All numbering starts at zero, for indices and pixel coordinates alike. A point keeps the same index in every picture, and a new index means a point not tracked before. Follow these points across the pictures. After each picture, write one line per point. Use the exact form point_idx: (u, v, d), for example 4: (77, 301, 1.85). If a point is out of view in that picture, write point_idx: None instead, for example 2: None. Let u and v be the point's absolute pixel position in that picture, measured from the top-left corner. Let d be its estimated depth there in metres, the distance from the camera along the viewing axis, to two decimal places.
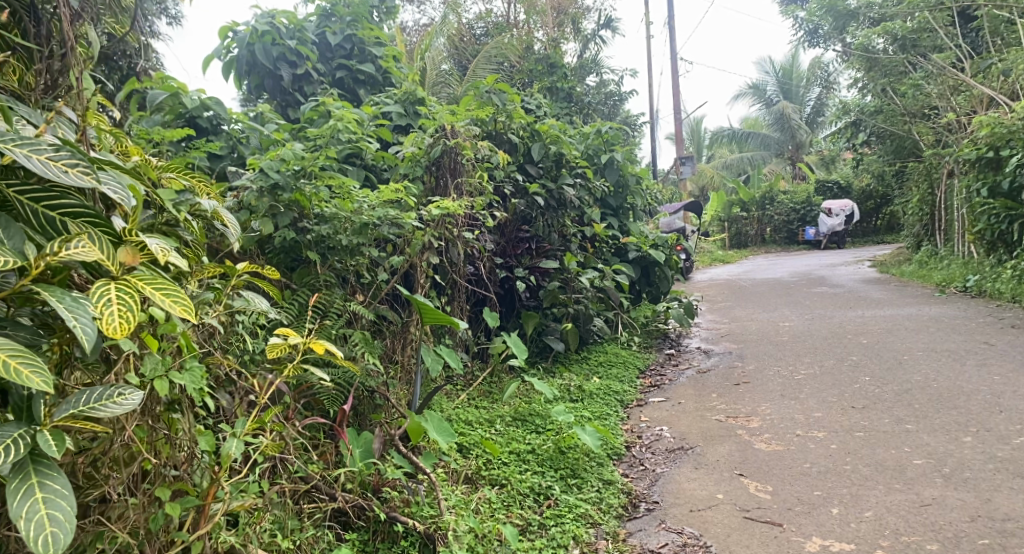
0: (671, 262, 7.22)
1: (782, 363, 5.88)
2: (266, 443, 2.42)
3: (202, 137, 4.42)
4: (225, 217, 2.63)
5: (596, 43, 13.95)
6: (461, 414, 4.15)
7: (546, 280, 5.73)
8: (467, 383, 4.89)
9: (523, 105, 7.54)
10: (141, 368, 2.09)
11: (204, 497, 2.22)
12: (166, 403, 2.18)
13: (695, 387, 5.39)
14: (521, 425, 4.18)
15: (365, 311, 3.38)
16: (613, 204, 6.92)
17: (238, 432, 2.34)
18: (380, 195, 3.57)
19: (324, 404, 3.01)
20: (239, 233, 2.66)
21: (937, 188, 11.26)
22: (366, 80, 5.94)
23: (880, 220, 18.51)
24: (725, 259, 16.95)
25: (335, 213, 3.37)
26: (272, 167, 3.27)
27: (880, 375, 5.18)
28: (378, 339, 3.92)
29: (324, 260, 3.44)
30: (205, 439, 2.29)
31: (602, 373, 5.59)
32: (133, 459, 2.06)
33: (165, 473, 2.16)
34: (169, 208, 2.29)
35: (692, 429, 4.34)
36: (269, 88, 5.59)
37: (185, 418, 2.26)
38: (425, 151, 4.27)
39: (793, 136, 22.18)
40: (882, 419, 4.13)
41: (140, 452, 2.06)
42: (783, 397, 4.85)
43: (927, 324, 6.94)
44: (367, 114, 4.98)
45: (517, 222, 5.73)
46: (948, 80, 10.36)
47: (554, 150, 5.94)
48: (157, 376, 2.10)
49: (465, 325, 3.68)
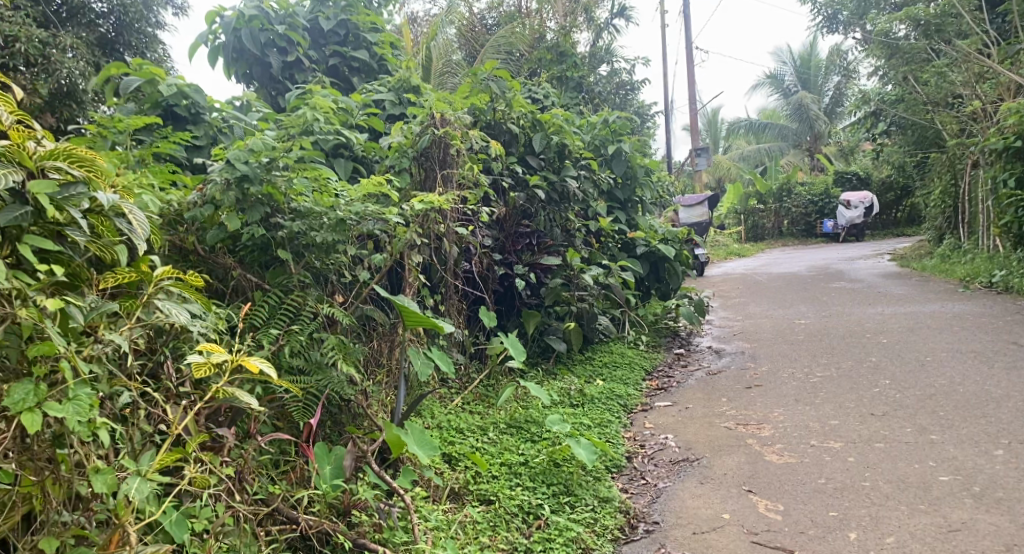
0: (681, 257, 6.87)
1: (797, 364, 5.60)
2: (188, 474, 2.22)
3: (182, 126, 4.18)
4: (127, 213, 2.30)
5: (610, 33, 13.61)
6: (452, 421, 3.91)
7: (548, 278, 5.46)
8: (463, 386, 4.66)
9: (529, 95, 7.26)
10: (9, 400, 1.91)
11: (107, 545, 2.04)
12: (53, 437, 2.00)
13: (704, 391, 5.11)
14: (515, 434, 3.94)
15: (340, 314, 3.13)
16: (620, 197, 6.64)
17: (142, 470, 2.16)
18: (358, 189, 3.32)
19: (292, 417, 2.82)
20: (148, 233, 2.35)
21: (961, 179, 10.86)
22: (360, 68, 5.68)
23: (900, 212, 18.10)
24: (742, 252, 16.60)
25: (311, 210, 3.12)
26: (240, 157, 3.00)
27: (902, 379, 4.88)
28: (363, 342, 3.72)
29: (298, 261, 3.18)
30: (101, 479, 2.03)
31: (606, 374, 5.32)
32: (13, 502, 1.94)
33: (61, 519, 1.99)
34: (43, 205, 2.05)
35: (699, 437, 4.08)
36: (258, 76, 5.36)
37: (84, 452, 2.06)
38: (413, 142, 4.04)
39: (812, 126, 21.68)
40: (904, 429, 3.83)
41: (22, 492, 1.94)
42: (798, 402, 4.57)
43: (950, 322, 6.60)
44: (357, 102, 4.73)
45: (517, 217, 5.45)
46: (972, 67, 9.95)
47: (556, 140, 5.71)
48: (25, 409, 1.91)
49: (453, 329, 3.44)
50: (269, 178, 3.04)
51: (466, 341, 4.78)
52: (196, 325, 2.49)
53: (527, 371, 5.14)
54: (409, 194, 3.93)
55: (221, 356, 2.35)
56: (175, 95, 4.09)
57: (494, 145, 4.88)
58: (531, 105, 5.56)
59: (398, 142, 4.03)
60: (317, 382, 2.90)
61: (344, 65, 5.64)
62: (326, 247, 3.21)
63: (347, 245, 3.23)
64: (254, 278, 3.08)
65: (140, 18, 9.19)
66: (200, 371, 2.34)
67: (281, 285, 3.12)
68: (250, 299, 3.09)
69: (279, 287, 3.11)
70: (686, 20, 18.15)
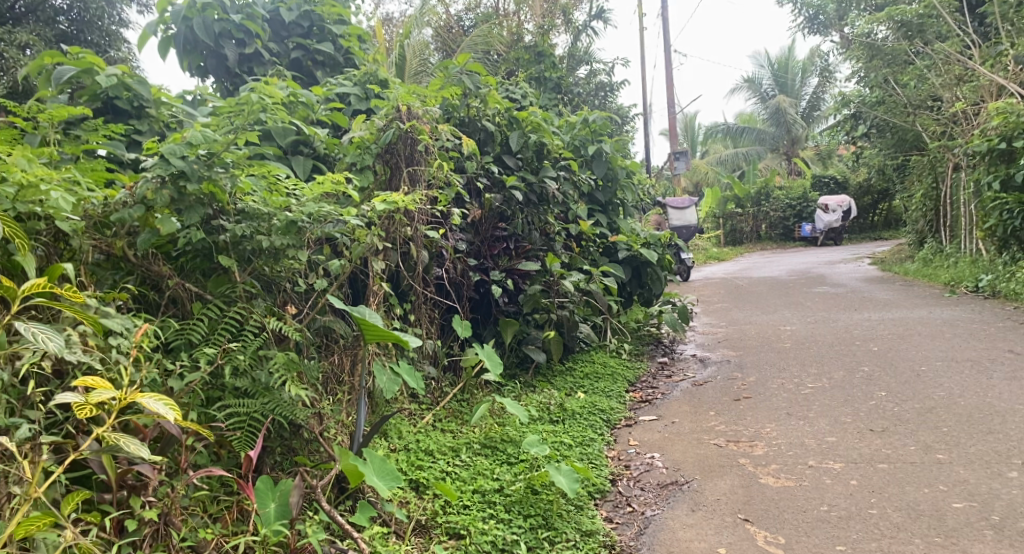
0: (663, 261, 6.61)
1: (786, 374, 5.34)
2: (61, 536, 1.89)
3: (123, 121, 3.82)
4: None
5: (588, 35, 13.33)
6: (421, 443, 3.62)
7: (526, 283, 5.16)
8: (435, 402, 4.34)
9: (506, 94, 6.94)
10: None
11: None
12: None
13: (691, 403, 4.82)
14: (490, 456, 3.63)
15: (290, 329, 2.79)
16: (601, 199, 6.33)
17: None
18: (311, 187, 3.01)
19: (231, 447, 2.50)
20: None
21: (942, 182, 10.71)
22: (324, 61, 5.35)
23: (877, 216, 18.05)
24: (721, 256, 16.40)
25: (251, 207, 2.78)
26: (176, 151, 2.64)
27: (898, 390, 4.62)
28: (322, 359, 3.42)
29: (244, 267, 2.86)
30: None
31: (587, 386, 5.02)
32: None
33: None
34: None
35: (688, 457, 3.79)
36: (213, 70, 5.01)
37: None
38: (376, 136, 3.70)
39: (789, 131, 21.56)
40: (908, 446, 3.57)
41: None
42: (790, 416, 4.30)
43: (940, 329, 6.38)
44: (319, 95, 4.39)
45: (493, 219, 5.12)
46: (954, 69, 9.77)
47: (534, 139, 5.40)
48: None
49: (417, 343, 3.12)
50: (210, 175, 2.69)
51: (438, 352, 4.46)
52: (75, 352, 2.13)
53: (504, 383, 4.83)
54: (372, 193, 3.60)
55: (105, 394, 2.03)
56: (116, 86, 3.73)
57: (465, 143, 4.56)
58: (507, 102, 5.26)
59: (359, 137, 3.69)
60: (263, 405, 2.58)
61: (307, 58, 5.29)
62: (275, 252, 2.89)
63: (298, 250, 2.91)
64: (194, 287, 2.75)
65: (102, 15, 9.31)
66: (86, 413, 2.04)
67: (225, 295, 2.80)
68: (188, 311, 2.76)
69: (223, 298, 2.79)
70: (664, 23, 17.98)
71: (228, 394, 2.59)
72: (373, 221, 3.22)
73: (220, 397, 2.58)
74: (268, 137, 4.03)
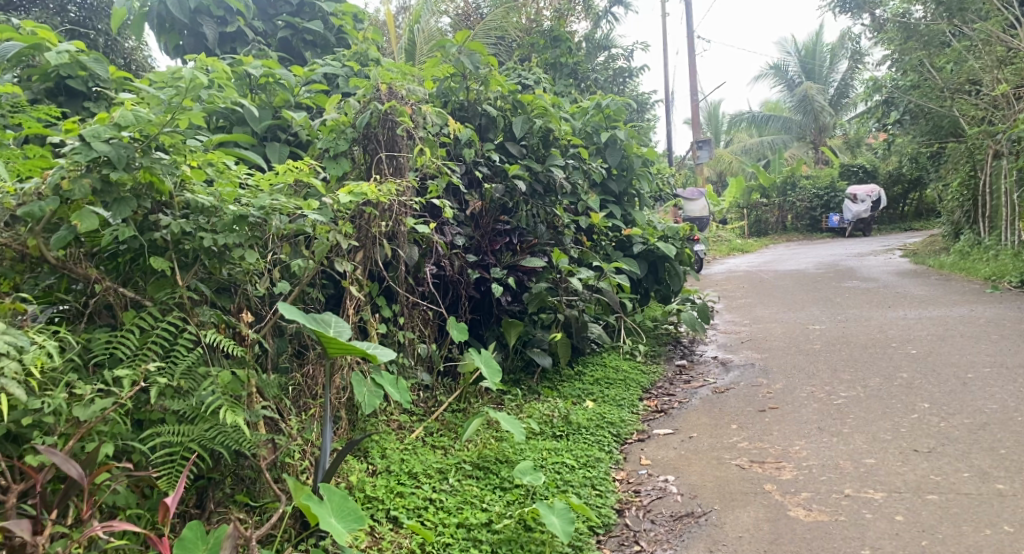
0: (683, 255, 6.13)
1: (816, 380, 4.88)
2: None
3: (78, 104, 3.45)
4: None
5: (609, 21, 12.75)
6: (405, 464, 3.24)
7: (532, 281, 4.76)
8: (428, 412, 3.95)
9: (518, 80, 6.47)
10: None
11: None
12: None
13: (711, 414, 4.38)
14: (481, 479, 3.25)
15: (233, 344, 2.41)
16: (615, 189, 5.89)
17: None
18: (266, 177, 2.65)
19: (156, 486, 2.15)
20: None
21: (980, 170, 10.09)
22: (314, 40, 4.94)
23: (907, 206, 17.37)
24: (745, 249, 15.81)
25: (188, 198, 2.37)
26: (100, 133, 2.22)
27: (944, 402, 4.13)
28: (288, 376, 3.08)
29: (188, 267, 2.48)
30: None
31: (597, 393, 4.60)
32: None
33: None
34: None
35: (707, 480, 3.37)
36: (189, 48, 4.64)
37: None
38: (352, 117, 3.33)
39: (816, 119, 20.76)
40: (962, 473, 3.13)
41: None
42: (822, 431, 3.85)
43: (984, 330, 5.86)
44: (300, 76, 3.99)
45: (494, 211, 4.71)
46: (994, 50, 9.12)
47: (540, 124, 4.99)
48: None
49: (388, 357, 2.66)
50: (145, 163, 2.30)
51: (433, 357, 4.07)
52: None
53: (506, 391, 4.42)
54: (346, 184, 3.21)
55: None
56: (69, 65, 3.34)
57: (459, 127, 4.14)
58: (511, 84, 4.85)
59: (334, 119, 3.30)
60: (202, 432, 2.24)
61: (296, 38, 4.89)
62: (221, 250, 2.50)
63: (247, 249, 2.53)
64: (128, 293, 2.36)
65: None
66: None
67: (165, 302, 2.41)
68: (121, 321, 2.37)
69: (161, 305, 2.40)
70: (687, 9, 17.35)
71: (160, 418, 2.25)
72: (341, 214, 2.82)
73: (152, 420, 2.24)
74: (240, 122, 3.68)
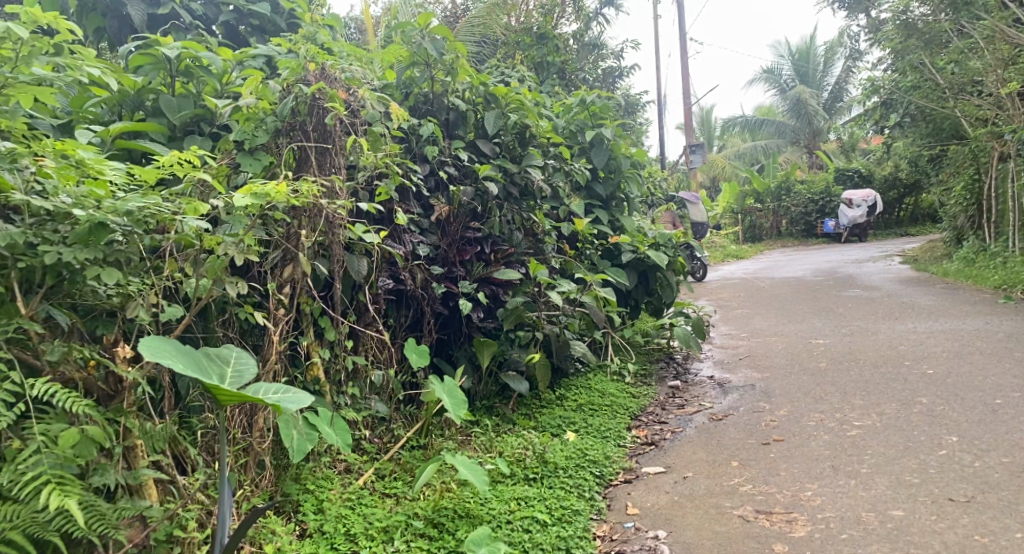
0: (675, 264, 5.58)
1: (825, 404, 4.35)
2: None
3: None
4: None
5: (599, 23, 12.15)
6: (343, 524, 2.69)
7: (508, 295, 4.17)
8: (383, 450, 3.36)
9: (499, 77, 5.93)
10: None
11: None
12: None
13: (708, 447, 3.83)
14: (434, 540, 2.70)
15: (86, 401, 1.99)
16: (601, 193, 5.34)
17: None
18: (142, 171, 2.22)
19: None
20: None
21: (985, 173, 9.60)
22: (262, 26, 4.37)
23: (903, 211, 16.91)
24: (740, 255, 15.26)
25: (19, 198, 1.93)
26: None
27: (976, 435, 3.61)
28: (194, 420, 2.54)
29: (33, 293, 2.05)
30: None
31: (580, 422, 4.04)
32: None
33: None
34: None
35: (706, 537, 2.84)
36: (112, 32, 4.09)
37: None
38: (273, 105, 2.91)
39: (810, 123, 20.30)
40: (1014, 533, 2.63)
41: None
42: (838, 471, 3.32)
43: (1003, 345, 5.35)
44: (229, 59, 3.37)
45: (464, 216, 4.13)
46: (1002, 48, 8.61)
47: (515, 120, 4.43)
48: None
49: (297, 405, 2.14)
50: None
51: (391, 385, 3.48)
52: None
53: (476, 422, 3.86)
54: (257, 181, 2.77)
55: None
56: None
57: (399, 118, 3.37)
58: (481, 74, 4.33)
59: (249, 107, 2.87)
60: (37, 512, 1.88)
61: (242, 23, 4.33)
62: (74, 271, 2.08)
63: (105, 268, 2.08)
64: None
65: None
66: None
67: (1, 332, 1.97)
68: None
69: None
70: (680, 12, 16.84)
71: None
72: (237, 216, 2.41)
73: None
74: (156, 113, 3.15)
